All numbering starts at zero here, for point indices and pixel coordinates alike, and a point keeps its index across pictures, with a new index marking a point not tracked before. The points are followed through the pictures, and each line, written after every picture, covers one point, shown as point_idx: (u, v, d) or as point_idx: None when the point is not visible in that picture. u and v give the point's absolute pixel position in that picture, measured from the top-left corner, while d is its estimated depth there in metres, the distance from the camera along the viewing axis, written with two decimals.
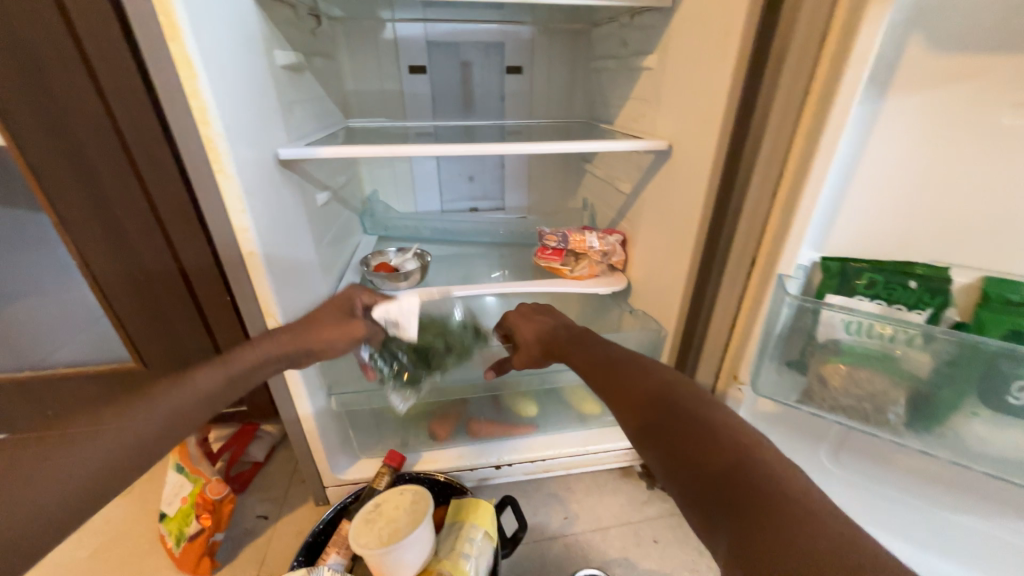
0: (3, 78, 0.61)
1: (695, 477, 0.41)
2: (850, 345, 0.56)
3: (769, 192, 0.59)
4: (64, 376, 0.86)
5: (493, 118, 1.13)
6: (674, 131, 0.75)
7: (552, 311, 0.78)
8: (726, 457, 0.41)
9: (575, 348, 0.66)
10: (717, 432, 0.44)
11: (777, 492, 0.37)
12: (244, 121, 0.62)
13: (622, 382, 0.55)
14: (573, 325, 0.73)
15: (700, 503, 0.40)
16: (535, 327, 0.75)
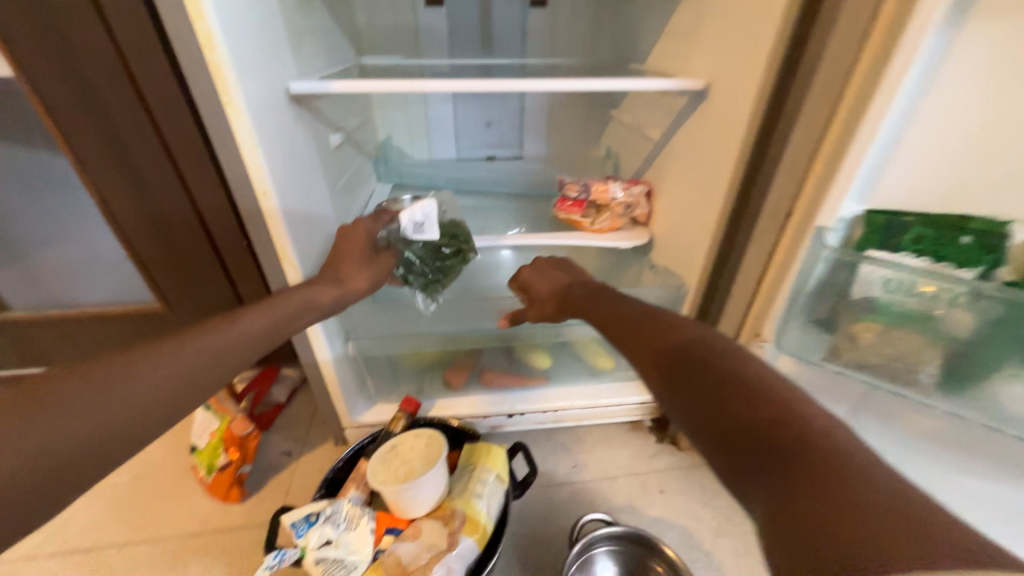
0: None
1: (727, 427, 0.38)
2: (886, 303, 0.53)
3: (815, 137, 0.54)
4: (96, 316, 0.89)
5: (513, 57, 1.05)
6: (713, 69, 0.68)
7: (570, 266, 0.76)
8: (761, 404, 0.37)
9: (597, 305, 0.63)
10: (750, 381, 0.40)
11: (827, 446, 0.33)
12: (251, 50, 0.58)
13: (645, 338, 0.51)
14: (592, 281, 0.69)
15: (736, 459, 0.36)
16: (552, 282, 0.73)
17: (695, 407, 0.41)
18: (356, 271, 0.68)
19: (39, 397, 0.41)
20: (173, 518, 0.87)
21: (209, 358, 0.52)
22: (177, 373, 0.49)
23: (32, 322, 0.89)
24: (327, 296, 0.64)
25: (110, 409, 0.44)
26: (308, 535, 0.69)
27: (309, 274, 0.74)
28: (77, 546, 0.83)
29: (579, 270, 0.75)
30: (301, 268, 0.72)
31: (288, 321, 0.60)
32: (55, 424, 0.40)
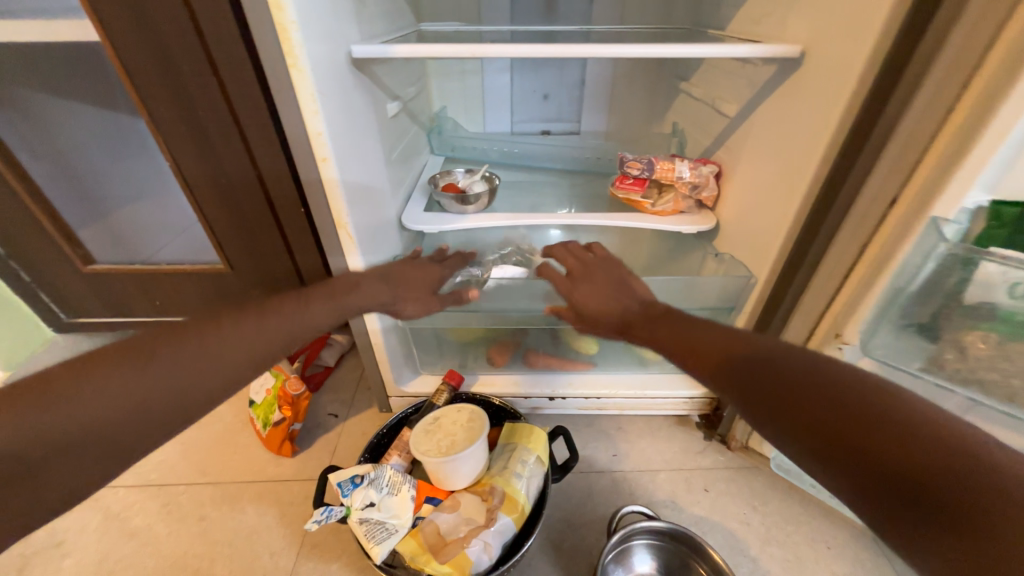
0: None
1: (839, 450, 0.33)
2: (1009, 312, 0.46)
3: (939, 112, 0.46)
4: (170, 273, 0.94)
5: (577, 24, 0.98)
6: (812, 32, 0.59)
7: (626, 277, 0.66)
8: (872, 414, 0.33)
9: (662, 322, 0.55)
10: (846, 388, 0.35)
11: (968, 463, 0.29)
12: (317, 10, 0.57)
13: (712, 341, 0.47)
14: (654, 303, 0.60)
15: (850, 483, 0.32)
16: (609, 304, 0.64)
17: (792, 427, 0.36)
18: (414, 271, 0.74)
19: (137, 357, 0.44)
20: (233, 465, 0.93)
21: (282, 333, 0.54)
22: (254, 343, 0.51)
23: (115, 275, 0.95)
24: (381, 291, 0.67)
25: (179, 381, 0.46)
26: (353, 496, 0.71)
27: (363, 245, 0.75)
28: (152, 481, 0.91)
29: (638, 284, 0.65)
30: (355, 239, 0.73)
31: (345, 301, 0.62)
32: (150, 384, 0.44)
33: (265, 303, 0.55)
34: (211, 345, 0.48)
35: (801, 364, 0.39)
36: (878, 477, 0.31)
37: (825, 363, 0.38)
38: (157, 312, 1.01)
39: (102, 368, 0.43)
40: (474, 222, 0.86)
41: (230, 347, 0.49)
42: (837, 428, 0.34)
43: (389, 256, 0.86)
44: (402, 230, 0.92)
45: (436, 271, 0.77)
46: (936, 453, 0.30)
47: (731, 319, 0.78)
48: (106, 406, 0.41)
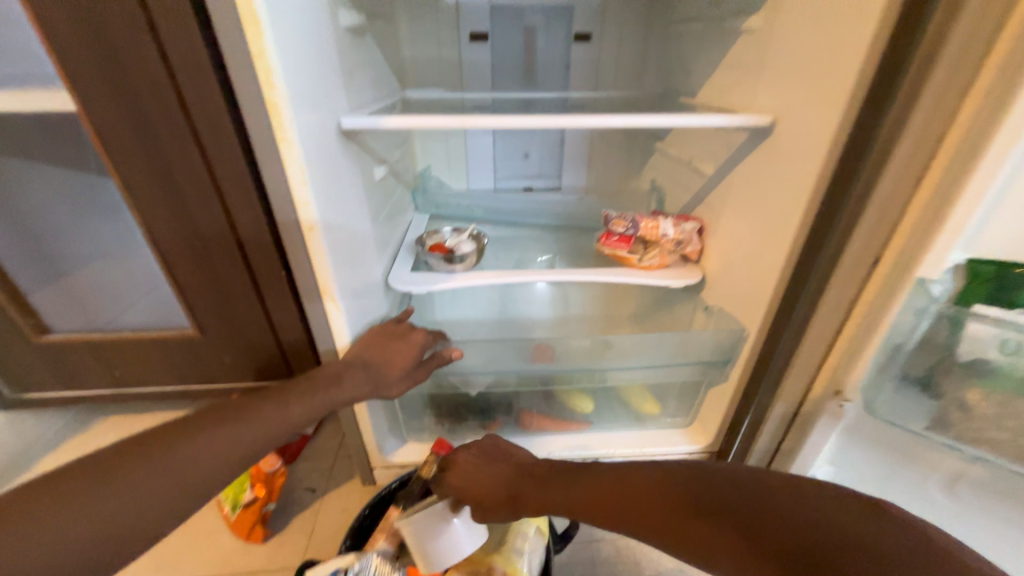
0: (67, 31, 0.56)
1: (759, 544, 0.42)
2: (1008, 367, 0.46)
3: (912, 178, 0.48)
4: (130, 342, 0.87)
5: (554, 91, 1.04)
6: (781, 104, 0.64)
7: (502, 450, 0.70)
8: (757, 511, 0.45)
9: (555, 486, 0.60)
10: (734, 494, 0.47)
11: (825, 532, 0.40)
12: (307, 86, 0.58)
13: (594, 496, 0.57)
14: (544, 464, 0.65)
15: (767, 560, 0.42)
16: (499, 483, 0.64)
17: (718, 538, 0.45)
18: (394, 343, 0.70)
19: (101, 481, 0.43)
20: (196, 557, 0.83)
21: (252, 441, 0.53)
22: (220, 455, 0.50)
23: (73, 346, 0.87)
24: (363, 382, 0.65)
25: (147, 498, 0.44)
26: None
27: (349, 311, 0.72)
28: None
29: (515, 449, 0.70)
30: (341, 304, 0.70)
31: (329, 394, 0.62)
32: (114, 508, 0.43)
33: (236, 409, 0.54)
34: (178, 462, 0.47)
35: (709, 488, 0.49)
36: (789, 553, 0.41)
37: (713, 476, 0.51)
38: (115, 381, 0.92)
39: (73, 490, 0.42)
40: (463, 281, 0.85)
41: (200, 458, 0.48)
42: (769, 537, 0.42)
43: (377, 319, 0.83)
44: (388, 290, 0.89)
45: (418, 338, 0.72)
46: (810, 533, 0.41)
47: (724, 373, 0.78)
48: (68, 537, 0.40)
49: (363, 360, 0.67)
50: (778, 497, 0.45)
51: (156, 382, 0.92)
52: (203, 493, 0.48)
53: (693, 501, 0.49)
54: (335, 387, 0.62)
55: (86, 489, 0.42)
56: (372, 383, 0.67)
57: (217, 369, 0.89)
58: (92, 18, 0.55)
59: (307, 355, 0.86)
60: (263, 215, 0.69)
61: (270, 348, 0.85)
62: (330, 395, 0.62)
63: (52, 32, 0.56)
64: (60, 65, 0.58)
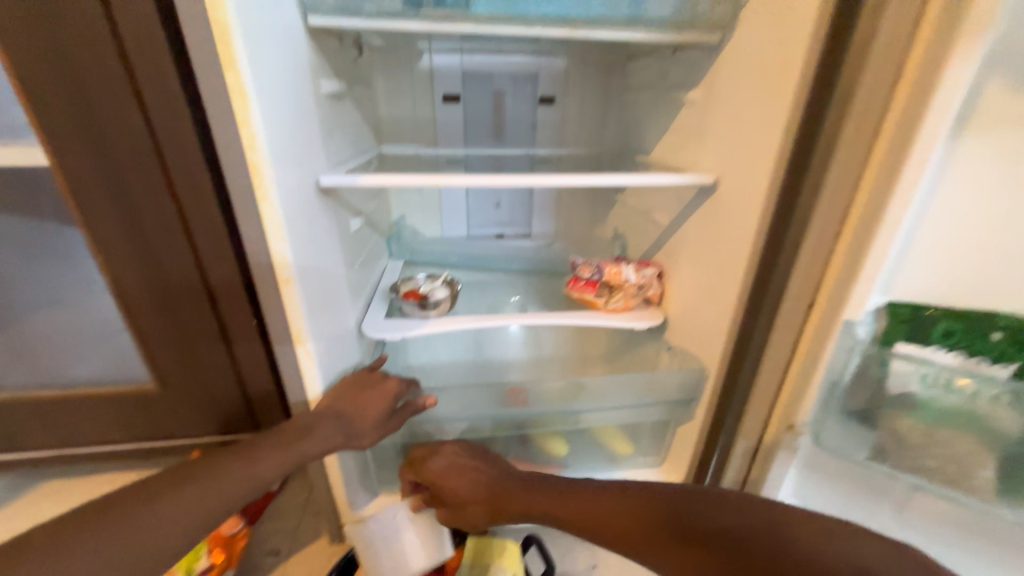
0: (32, 62, 0.52)
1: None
2: (926, 399, 0.55)
3: (833, 232, 0.54)
4: (74, 401, 0.76)
5: (523, 147, 1.12)
6: (721, 165, 0.72)
7: (485, 455, 0.75)
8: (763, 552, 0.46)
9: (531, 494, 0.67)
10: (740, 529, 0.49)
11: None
12: (289, 147, 0.61)
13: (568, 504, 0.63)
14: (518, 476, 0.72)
15: None
16: (471, 485, 0.71)
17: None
18: (369, 391, 0.71)
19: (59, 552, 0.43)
20: None
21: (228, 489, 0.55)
22: (182, 520, 0.50)
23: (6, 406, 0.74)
24: (337, 434, 0.65)
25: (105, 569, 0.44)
26: None
27: (322, 360, 0.72)
28: None
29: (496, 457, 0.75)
30: (315, 354, 0.70)
31: (300, 449, 0.61)
32: None
33: (201, 463, 0.55)
34: (138, 529, 0.47)
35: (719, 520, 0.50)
36: None
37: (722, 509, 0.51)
38: (52, 448, 0.79)
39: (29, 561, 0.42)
40: (437, 327, 0.87)
41: (161, 525, 0.48)
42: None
43: (349, 367, 0.83)
44: (361, 337, 0.89)
45: (392, 387, 0.72)
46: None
47: (689, 411, 0.81)
48: None
49: (337, 412, 0.66)
50: (726, 514, 0.51)
51: (99, 447, 0.80)
52: (163, 560, 0.48)
53: (674, 528, 0.52)
54: (307, 441, 0.62)
55: (47, 561, 0.42)
56: (346, 435, 0.66)
57: (172, 431, 0.80)
58: (62, 59, 0.52)
59: (277, 409, 0.80)
60: (236, 262, 0.66)
61: (235, 402, 0.78)
62: (302, 450, 0.61)
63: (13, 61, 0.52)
64: (25, 106, 0.54)
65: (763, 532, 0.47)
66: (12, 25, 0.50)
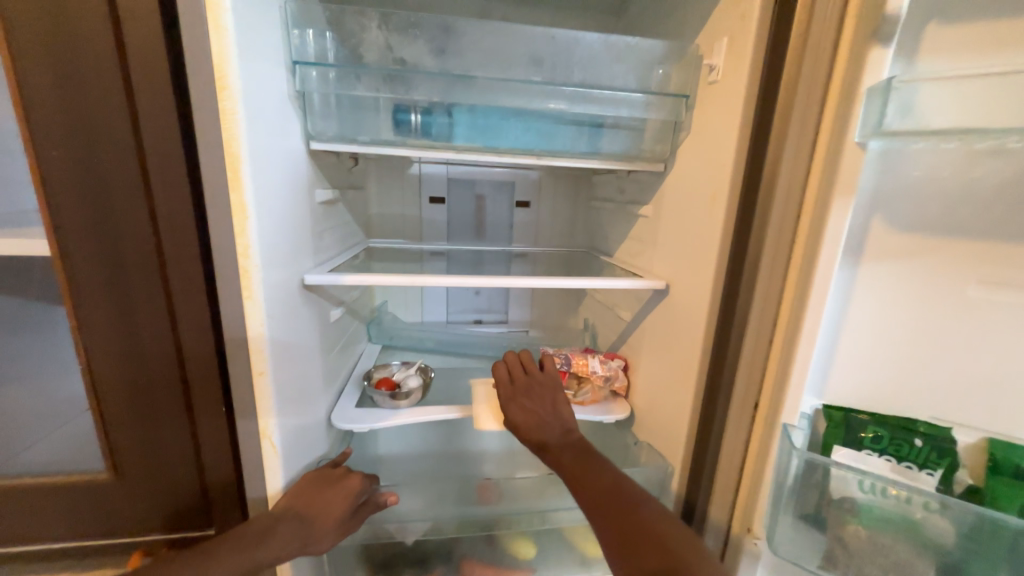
0: (55, 144, 0.54)
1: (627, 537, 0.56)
2: (866, 504, 0.54)
3: (764, 341, 0.60)
4: (28, 488, 0.69)
5: (501, 243, 1.22)
6: (670, 272, 0.80)
7: (556, 401, 0.79)
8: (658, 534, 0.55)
9: (569, 452, 0.71)
10: (662, 523, 0.57)
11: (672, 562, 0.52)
12: (279, 250, 0.68)
13: (580, 470, 0.67)
14: (572, 432, 0.75)
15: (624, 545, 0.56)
16: (533, 421, 0.76)
17: (610, 524, 0.58)
18: (329, 486, 0.71)
19: None
20: None
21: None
22: None
23: None
24: (293, 535, 0.63)
25: None
26: None
27: (286, 450, 0.74)
28: None
29: (565, 409, 0.78)
30: (278, 446, 0.72)
31: (252, 553, 0.59)
32: None
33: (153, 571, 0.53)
34: None
35: (657, 513, 0.59)
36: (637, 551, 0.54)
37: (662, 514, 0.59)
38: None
39: None
40: (407, 418, 0.87)
41: None
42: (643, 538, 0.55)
43: (315, 459, 0.83)
44: (329, 428, 0.90)
45: (354, 482, 0.73)
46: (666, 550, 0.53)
47: None
48: None
49: (296, 513, 0.65)
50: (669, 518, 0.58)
51: (44, 539, 0.72)
52: None
53: (626, 496, 0.61)
54: (263, 545, 0.60)
55: None
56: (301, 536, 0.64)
57: (123, 521, 0.73)
58: (89, 163, 0.56)
59: (234, 502, 0.73)
60: (213, 363, 0.65)
61: (192, 492, 0.72)
62: (256, 555, 0.59)
63: (37, 141, 0.54)
64: (44, 205, 0.56)
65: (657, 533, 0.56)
66: (51, 140, 0.54)
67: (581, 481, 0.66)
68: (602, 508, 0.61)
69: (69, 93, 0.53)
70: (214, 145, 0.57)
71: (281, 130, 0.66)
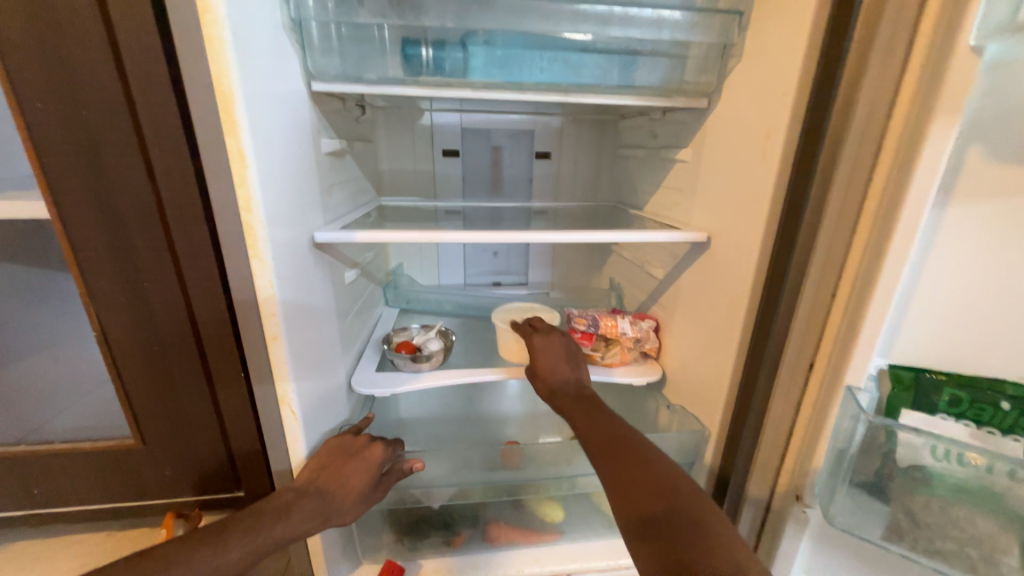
0: (32, 81, 0.48)
1: (635, 484, 0.53)
2: (939, 473, 0.49)
3: (826, 294, 0.54)
4: (57, 455, 0.68)
5: (520, 199, 1.14)
6: (712, 223, 0.73)
7: (574, 355, 0.80)
8: (668, 485, 0.52)
9: (580, 406, 0.68)
10: (671, 474, 0.53)
11: (682, 516, 0.49)
12: (286, 205, 0.62)
13: (591, 424, 0.63)
14: (587, 385, 0.74)
15: (631, 492, 0.52)
16: (554, 364, 0.77)
17: (617, 471, 0.55)
18: (358, 457, 0.70)
19: None
20: None
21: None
22: None
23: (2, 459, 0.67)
24: (314, 511, 0.61)
25: None
26: None
27: (307, 416, 0.72)
28: None
29: (584, 369, 0.78)
30: (299, 414, 0.70)
31: (270, 529, 0.57)
32: None
33: (166, 549, 0.49)
34: None
35: (664, 463, 0.55)
36: (644, 500, 0.51)
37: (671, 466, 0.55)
38: (19, 508, 0.71)
39: None
40: (430, 381, 0.85)
41: None
42: (650, 487, 0.52)
43: (337, 424, 0.81)
44: (350, 392, 0.87)
45: (377, 451, 0.72)
46: (675, 504, 0.50)
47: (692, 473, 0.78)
48: None
49: (317, 488, 0.64)
50: (678, 471, 0.54)
51: (79, 502, 0.72)
52: None
53: (633, 445, 0.58)
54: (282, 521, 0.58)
55: None
56: (320, 509, 0.62)
57: (154, 486, 0.72)
58: (71, 105, 0.49)
59: (260, 470, 0.71)
60: (228, 329, 0.61)
61: (218, 458, 0.71)
62: (274, 531, 0.57)
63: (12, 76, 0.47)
64: (31, 159, 0.50)
65: (668, 485, 0.52)
66: (26, 75, 0.47)
67: (592, 432, 0.62)
68: (611, 462, 0.57)
69: (39, 19, 0.46)
70: (203, 83, 0.50)
71: (277, 66, 0.59)
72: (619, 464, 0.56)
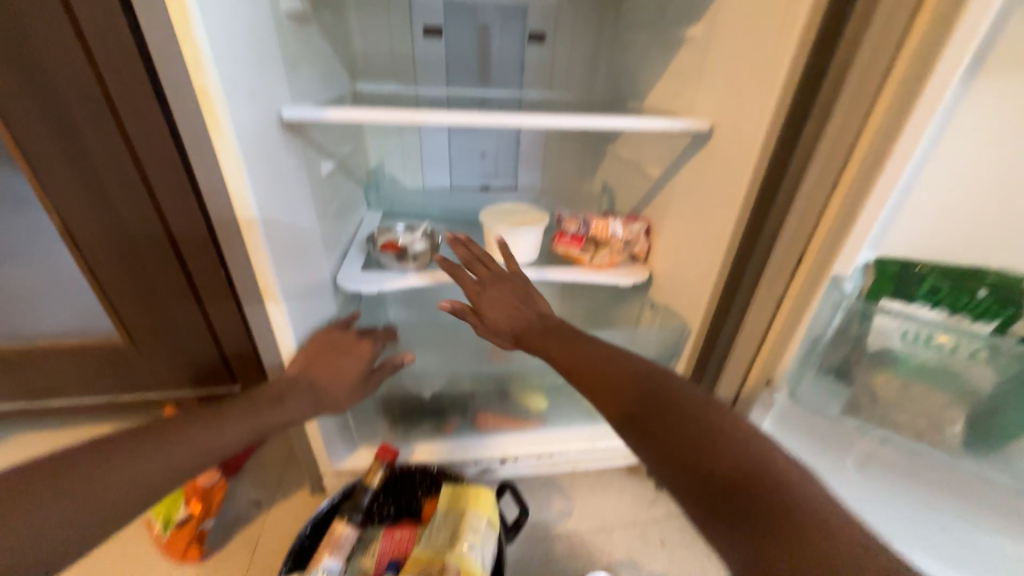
0: None
1: (607, 383, 0.55)
2: (906, 356, 0.52)
3: (828, 181, 0.51)
4: (52, 351, 0.73)
5: (510, 90, 1.04)
6: (717, 111, 0.68)
7: (525, 290, 0.73)
8: (639, 376, 0.54)
9: (551, 326, 0.66)
10: (640, 368, 0.56)
11: (653, 395, 0.52)
12: (246, 71, 0.54)
13: (558, 340, 0.63)
14: (549, 316, 0.69)
15: (604, 392, 0.55)
16: (506, 314, 0.70)
17: (590, 376, 0.57)
18: (349, 350, 0.72)
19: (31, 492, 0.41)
20: None
21: (171, 464, 0.49)
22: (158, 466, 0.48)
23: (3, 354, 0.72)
24: (306, 397, 0.64)
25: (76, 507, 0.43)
26: None
27: (293, 312, 0.69)
28: None
29: (537, 296, 0.72)
30: (285, 305, 0.66)
31: (264, 411, 0.59)
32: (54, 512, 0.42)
33: (156, 426, 0.51)
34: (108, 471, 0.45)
35: (633, 360, 0.57)
36: (616, 395, 0.53)
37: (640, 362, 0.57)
38: (28, 398, 0.77)
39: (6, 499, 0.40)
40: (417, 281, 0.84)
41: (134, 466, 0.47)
42: (622, 381, 0.54)
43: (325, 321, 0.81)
44: (336, 291, 0.86)
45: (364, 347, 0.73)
46: (645, 389, 0.53)
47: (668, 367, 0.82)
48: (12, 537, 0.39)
49: (307, 381, 0.65)
50: (647, 364, 0.57)
51: (79, 397, 0.78)
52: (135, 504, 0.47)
53: (603, 351, 0.59)
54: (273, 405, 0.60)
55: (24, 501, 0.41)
56: (309, 396, 0.64)
57: (152, 384, 0.79)
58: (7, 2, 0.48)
59: (252, 366, 0.79)
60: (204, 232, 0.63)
61: (210, 356, 0.77)
62: (269, 413, 0.60)
63: None
64: None
65: (638, 375, 0.54)
66: None
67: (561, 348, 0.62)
68: (581, 373, 0.58)
69: None
70: None
71: None
72: (591, 369, 0.57)
